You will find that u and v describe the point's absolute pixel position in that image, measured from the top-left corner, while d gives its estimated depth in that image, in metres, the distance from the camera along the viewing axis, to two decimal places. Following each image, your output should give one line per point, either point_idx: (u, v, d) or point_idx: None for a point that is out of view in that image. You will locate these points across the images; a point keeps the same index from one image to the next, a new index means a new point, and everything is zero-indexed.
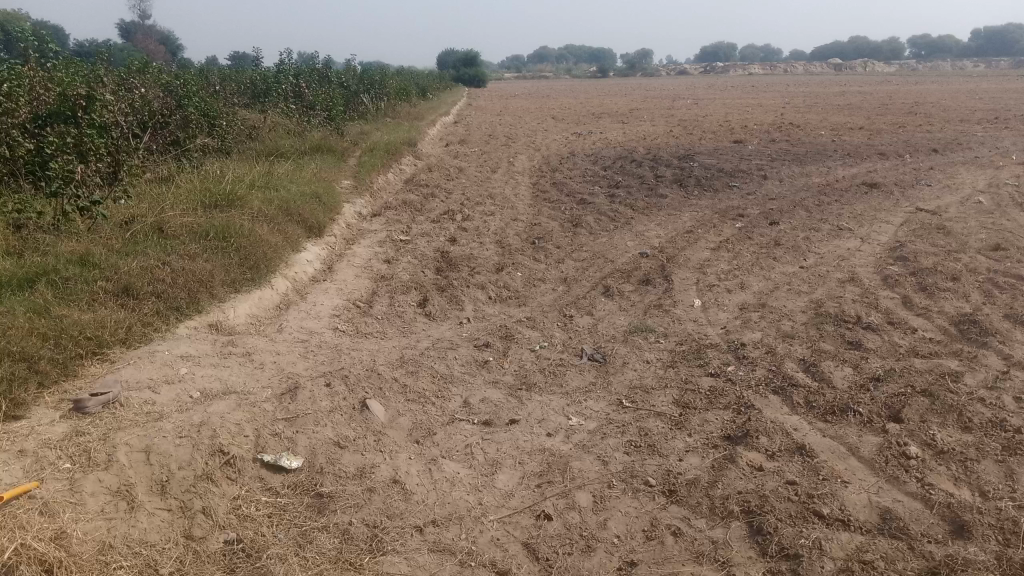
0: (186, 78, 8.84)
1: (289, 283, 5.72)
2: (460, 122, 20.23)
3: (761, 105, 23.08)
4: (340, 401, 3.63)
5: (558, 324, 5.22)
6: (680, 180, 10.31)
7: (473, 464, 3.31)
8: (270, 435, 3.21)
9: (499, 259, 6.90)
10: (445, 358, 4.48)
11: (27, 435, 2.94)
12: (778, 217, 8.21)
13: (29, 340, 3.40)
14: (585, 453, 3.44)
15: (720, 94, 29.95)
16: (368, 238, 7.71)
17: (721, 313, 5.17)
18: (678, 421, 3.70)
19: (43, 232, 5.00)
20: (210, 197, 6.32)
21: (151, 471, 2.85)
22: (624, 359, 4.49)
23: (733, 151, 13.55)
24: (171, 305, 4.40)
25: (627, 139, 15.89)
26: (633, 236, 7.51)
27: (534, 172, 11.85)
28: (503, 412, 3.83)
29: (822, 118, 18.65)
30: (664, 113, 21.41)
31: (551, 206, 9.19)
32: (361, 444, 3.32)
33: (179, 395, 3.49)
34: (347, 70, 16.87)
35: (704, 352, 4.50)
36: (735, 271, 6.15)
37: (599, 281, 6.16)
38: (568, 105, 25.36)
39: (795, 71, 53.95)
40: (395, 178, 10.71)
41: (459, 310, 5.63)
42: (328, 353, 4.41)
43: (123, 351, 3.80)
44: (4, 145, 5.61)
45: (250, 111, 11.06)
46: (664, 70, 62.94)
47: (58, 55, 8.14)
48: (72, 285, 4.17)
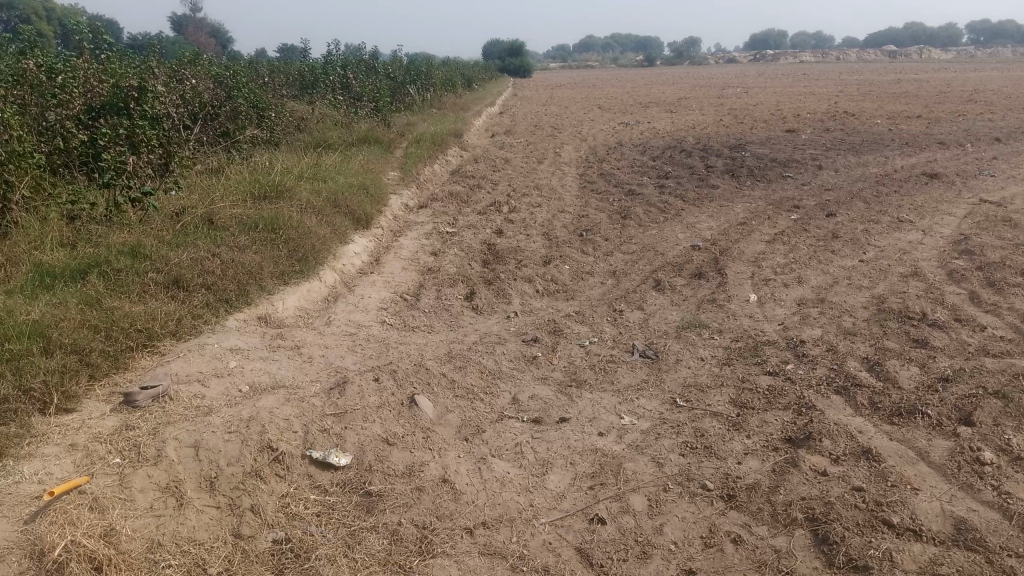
0: (236, 69, 8.89)
1: (336, 275, 5.70)
2: (505, 112, 20.12)
3: (812, 93, 22.55)
4: (389, 396, 3.57)
5: (608, 319, 5.10)
6: (731, 171, 10.08)
7: (524, 464, 3.23)
8: (318, 431, 3.17)
9: (547, 252, 6.80)
10: (493, 353, 4.40)
11: (78, 429, 2.95)
12: (835, 208, 7.96)
13: (80, 332, 3.40)
14: (638, 455, 3.33)
15: (770, 82, 29.34)
16: (415, 230, 7.67)
17: (778, 308, 5.00)
18: (736, 422, 3.57)
19: (95, 223, 5.04)
20: (259, 188, 6.33)
21: (200, 467, 2.83)
22: (677, 356, 4.36)
23: (785, 140, 13.22)
24: (221, 297, 4.39)
25: (675, 128, 15.63)
26: (683, 228, 7.35)
27: (582, 162, 11.72)
28: (554, 409, 3.74)
29: (878, 106, 18.13)
30: (713, 102, 21.05)
31: (599, 197, 9.05)
32: (410, 441, 3.25)
33: (229, 389, 3.46)
34: (393, 61, 16.88)
35: (761, 350, 4.35)
36: (791, 264, 5.96)
37: (649, 274, 6.02)
38: (615, 95, 25.08)
39: (848, 59, 52.65)
40: (441, 169, 10.66)
41: (506, 303, 5.55)
42: (375, 346, 4.36)
43: (173, 343, 3.80)
44: (59, 137, 5.67)
45: (299, 103, 11.11)
46: (711, 58, 62.00)
47: (112, 48, 8.25)
48: (123, 277, 4.19)
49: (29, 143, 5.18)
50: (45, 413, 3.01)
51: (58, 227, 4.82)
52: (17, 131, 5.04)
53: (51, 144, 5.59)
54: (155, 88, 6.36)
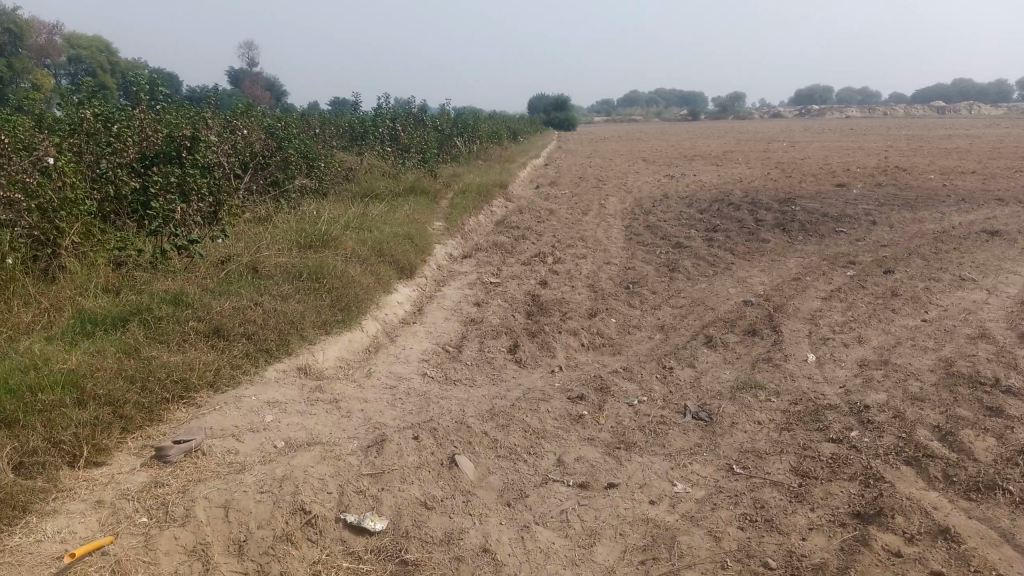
0: (287, 120, 9.01)
1: (378, 325, 5.61)
2: (551, 164, 20.18)
3: (862, 148, 22.26)
4: (428, 456, 3.41)
5: (658, 377, 4.89)
6: (782, 224, 9.86)
7: (570, 534, 3.02)
8: (354, 493, 3.01)
9: (592, 304, 6.63)
10: (537, 410, 4.22)
11: (106, 484, 2.87)
12: (892, 265, 7.67)
13: (116, 381, 3.33)
14: (694, 527, 3.10)
15: (818, 136, 29.11)
16: (459, 280, 7.57)
17: (838, 369, 4.74)
18: (799, 494, 3.33)
19: (141, 269, 5.03)
20: (305, 237, 6.31)
21: (229, 529, 2.72)
22: (732, 419, 4.14)
23: (837, 194, 12.96)
24: (261, 347, 4.31)
25: (722, 181, 15.46)
26: (734, 283, 7.13)
27: (628, 214, 11.59)
28: (601, 474, 3.54)
29: (931, 161, 17.77)
30: (760, 156, 20.88)
31: (646, 249, 8.89)
32: (450, 505, 3.07)
33: (264, 444, 3.34)
34: (442, 114, 17.08)
35: (822, 415, 4.10)
36: (850, 323, 5.70)
37: (699, 330, 5.81)
38: (660, 148, 25.09)
39: (896, 115, 52.21)
40: (486, 220, 10.62)
41: (551, 357, 5.38)
42: (416, 401, 4.21)
43: (210, 395, 3.71)
44: (111, 183, 5.72)
45: (348, 153, 11.23)
46: (756, 113, 61.97)
47: (168, 98, 8.42)
48: (163, 325, 4.14)
49: (83, 190, 5.22)
50: (74, 466, 2.94)
51: (103, 272, 4.81)
52: (70, 178, 5.07)
53: (102, 191, 5.63)
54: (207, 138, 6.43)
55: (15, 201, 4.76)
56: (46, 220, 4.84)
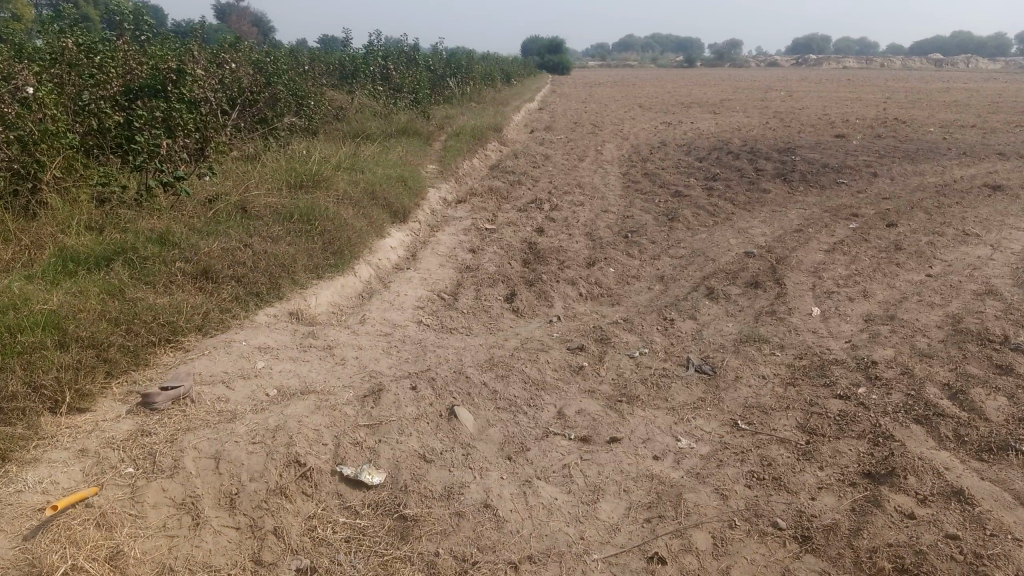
0: (276, 55, 8.68)
1: (371, 270, 5.45)
2: (545, 109, 19.79)
3: (859, 99, 21.94)
4: (427, 407, 3.29)
5: (659, 328, 4.77)
6: (782, 175, 9.68)
7: (573, 490, 2.93)
8: (350, 444, 2.90)
9: (590, 253, 6.48)
10: (536, 361, 4.10)
11: (90, 432, 2.75)
12: (895, 218, 7.54)
13: (100, 324, 3.17)
14: (701, 484, 3.01)
15: (816, 86, 28.71)
16: (453, 226, 7.39)
17: (843, 324, 4.64)
18: (807, 452, 3.25)
19: (126, 206, 4.83)
20: (296, 178, 6.10)
21: (220, 481, 2.61)
22: (736, 373, 4.03)
23: (836, 145, 12.77)
24: (251, 290, 4.15)
25: (719, 130, 15.20)
26: (735, 233, 6.98)
27: (625, 162, 11.37)
28: (603, 428, 3.43)
29: (930, 113, 17.56)
30: (758, 105, 20.57)
31: (645, 198, 8.71)
32: (449, 458, 2.96)
33: (255, 392, 3.21)
34: (435, 54, 16.62)
35: (828, 370, 4.01)
36: (854, 276, 5.59)
37: (700, 281, 5.68)
38: (656, 95, 24.67)
39: (892, 67, 51.67)
40: (480, 164, 10.39)
41: (549, 307, 5.24)
42: (412, 349, 4.09)
43: (198, 339, 3.57)
44: (93, 116, 5.45)
45: (339, 92, 10.89)
46: (752, 61, 61.18)
47: (152, 30, 8.08)
48: (149, 265, 3.97)
49: (64, 123, 4.97)
50: (56, 412, 2.80)
51: (87, 209, 4.61)
52: (51, 110, 4.81)
53: (85, 124, 5.38)
54: (194, 71, 6.16)
55: None
56: (26, 153, 4.61)
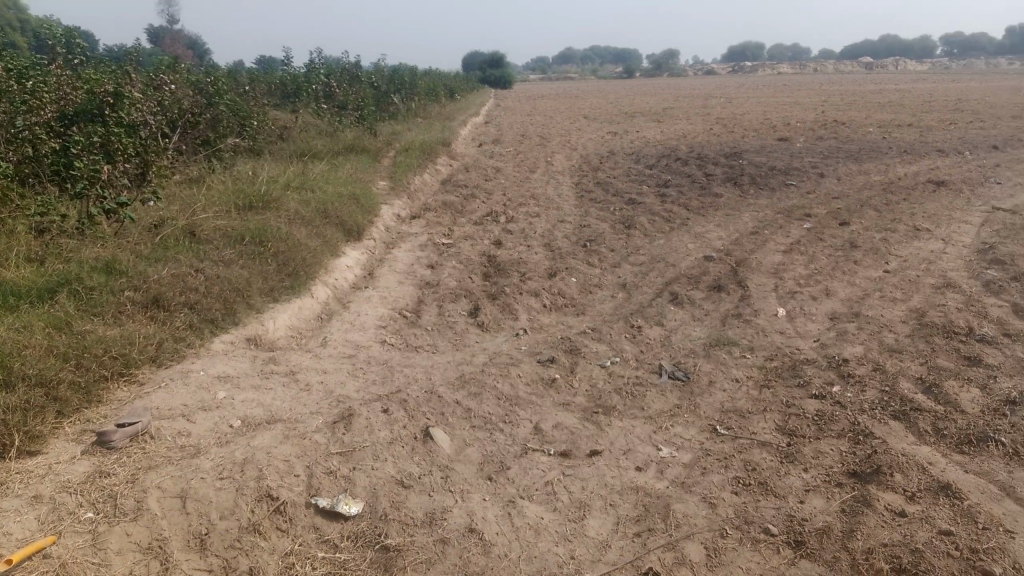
0: (217, 76, 8.46)
1: (329, 291, 5.29)
2: (490, 122, 19.74)
3: (797, 103, 22.43)
4: (401, 430, 3.16)
5: (627, 336, 4.71)
6: (732, 179, 9.78)
7: (559, 507, 2.83)
8: (324, 474, 2.76)
9: (551, 264, 6.41)
10: (508, 376, 4.00)
11: (42, 476, 2.56)
12: (846, 217, 7.65)
13: (47, 360, 2.98)
14: (688, 494, 2.94)
15: (754, 92, 29.28)
16: (409, 242, 7.26)
17: (810, 324, 4.65)
18: (789, 454, 3.21)
19: (67, 235, 4.59)
20: (245, 199, 5.91)
21: (188, 521, 2.46)
22: (710, 377, 3.99)
23: (781, 148, 12.98)
24: (206, 317, 3.97)
25: (665, 137, 15.35)
26: (692, 238, 6.99)
27: (576, 171, 11.36)
28: (582, 441, 3.34)
29: (867, 115, 18.02)
30: (700, 112, 20.88)
31: (599, 206, 8.69)
32: (428, 483, 2.84)
33: (218, 424, 3.04)
34: (377, 71, 16.44)
35: (801, 370, 3.99)
36: (815, 276, 5.62)
37: (663, 287, 5.65)
38: (599, 105, 24.87)
39: (825, 71, 53.10)
40: (431, 179, 10.28)
41: (513, 320, 5.15)
42: (378, 370, 3.95)
43: (153, 371, 3.39)
44: (28, 143, 5.18)
45: (282, 112, 10.68)
46: (689, 69, 62.28)
47: (85, 53, 7.79)
48: (96, 295, 3.77)
49: None
50: (4, 458, 2.60)
51: (25, 240, 4.36)
52: None
53: (20, 151, 5.12)
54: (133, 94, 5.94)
55: None
56: None
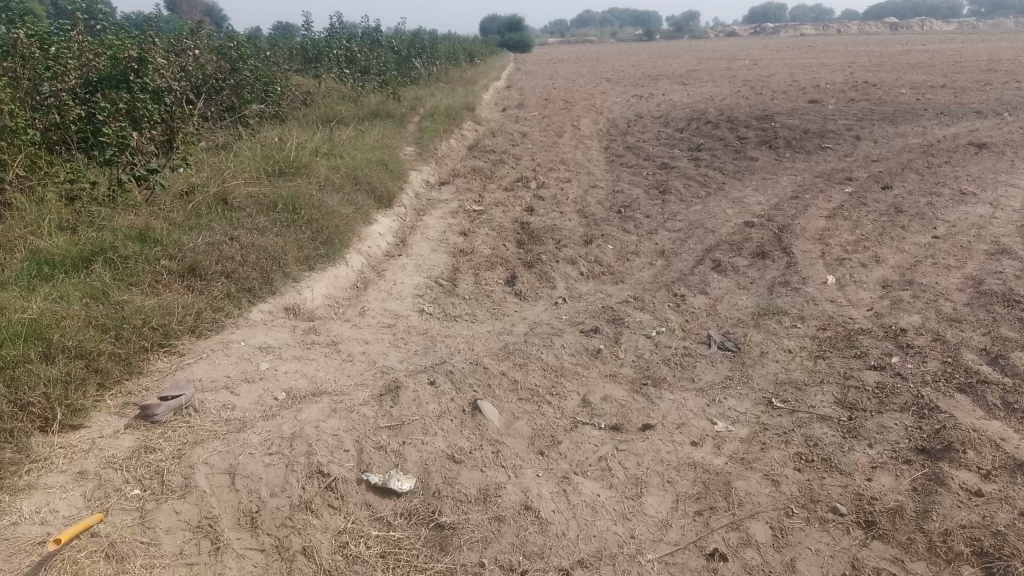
0: (239, 40, 8.29)
1: (363, 259, 5.18)
2: (511, 87, 19.41)
3: (825, 64, 21.89)
4: (449, 403, 3.06)
5: (671, 305, 4.57)
6: (767, 142, 9.52)
7: (615, 484, 2.73)
8: (374, 449, 2.67)
9: (586, 230, 6.26)
10: (552, 346, 3.88)
11: (87, 452, 2.48)
12: (889, 180, 7.42)
13: (87, 332, 2.90)
14: (748, 471, 2.83)
15: (781, 53, 28.65)
16: (439, 209, 7.12)
17: (862, 292, 4.49)
18: (851, 429, 3.09)
19: (98, 203, 4.50)
20: (275, 166, 5.79)
21: (238, 499, 2.39)
22: (762, 348, 3.85)
23: (814, 111, 12.65)
24: (243, 286, 3.88)
25: (693, 100, 15.02)
26: (730, 203, 6.80)
27: (604, 136, 11.13)
28: (633, 414, 3.23)
29: (899, 75, 17.53)
30: (727, 74, 20.41)
31: (631, 171, 8.50)
32: (480, 458, 2.75)
33: (262, 397, 2.96)
34: (397, 35, 16.15)
35: (856, 341, 3.85)
36: (862, 242, 5.45)
37: (704, 254, 5.49)
38: (621, 69, 24.41)
39: (851, 31, 51.88)
40: (458, 145, 10.10)
41: (551, 288, 5.02)
42: (420, 341, 3.85)
43: (193, 341, 3.30)
44: (54, 110, 5.07)
45: (305, 78, 10.49)
46: (712, 31, 61.11)
47: (106, 19, 7.63)
48: (131, 265, 3.69)
49: (24, 116, 4.59)
50: (47, 432, 2.53)
51: (56, 208, 4.26)
52: (9, 106, 4.41)
53: (46, 118, 5.00)
54: (158, 58, 5.80)
55: None
56: None
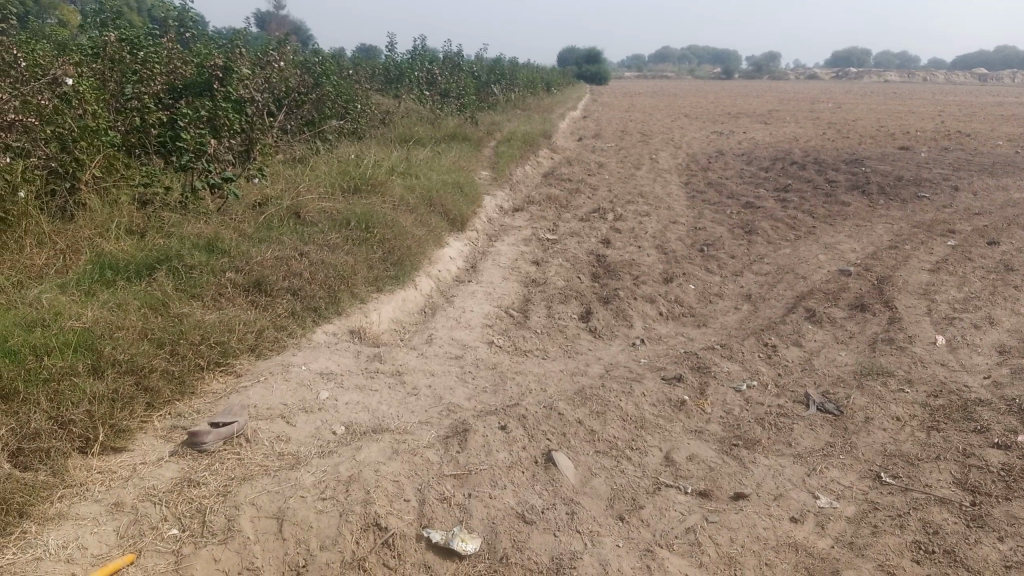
0: (323, 56, 8.25)
1: (432, 283, 4.96)
2: (587, 117, 19.20)
3: (913, 111, 21.14)
4: (520, 453, 2.79)
5: (761, 356, 4.20)
6: (858, 187, 9.04)
7: (705, 562, 2.41)
8: (438, 502, 2.44)
9: (666, 267, 5.93)
10: (632, 393, 3.56)
11: (127, 480, 2.31)
12: (996, 235, 6.87)
13: (140, 346, 2.75)
14: (859, 560, 2.47)
15: (865, 98, 27.88)
16: (512, 235, 6.88)
17: (976, 357, 4.07)
18: (977, 516, 2.69)
19: (170, 209, 4.38)
20: (350, 183, 5.64)
21: (285, 549, 2.19)
22: (866, 413, 3.47)
23: (906, 157, 12.07)
24: (309, 305, 3.68)
25: (776, 140, 14.54)
26: (822, 249, 6.38)
27: (683, 170, 10.78)
28: (724, 479, 2.89)
29: (995, 126, 16.73)
30: (811, 116, 19.83)
31: (714, 209, 8.13)
32: (553, 520, 2.47)
33: (320, 430, 2.75)
34: (477, 60, 16.11)
35: (976, 412, 3.43)
36: (972, 300, 5.00)
37: (795, 301, 5.11)
38: (700, 104, 24.01)
39: (937, 79, 50.47)
40: (532, 172, 9.88)
41: (628, 327, 4.71)
42: (490, 377, 3.58)
43: (252, 362, 3.11)
44: (135, 113, 5.01)
45: (385, 97, 10.43)
46: (791, 73, 60.19)
47: (196, 28, 7.66)
48: (195, 275, 3.53)
49: (105, 116, 4.51)
50: (86, 453, 2.37)
51: (128, 211, 4.14)
52: (92, 106, 4.34)
53: (127, 121, 4.94)
54: (243, 68, 5.73)
55: (31, 127, 4.03)
56: (64, 151, 4.12)
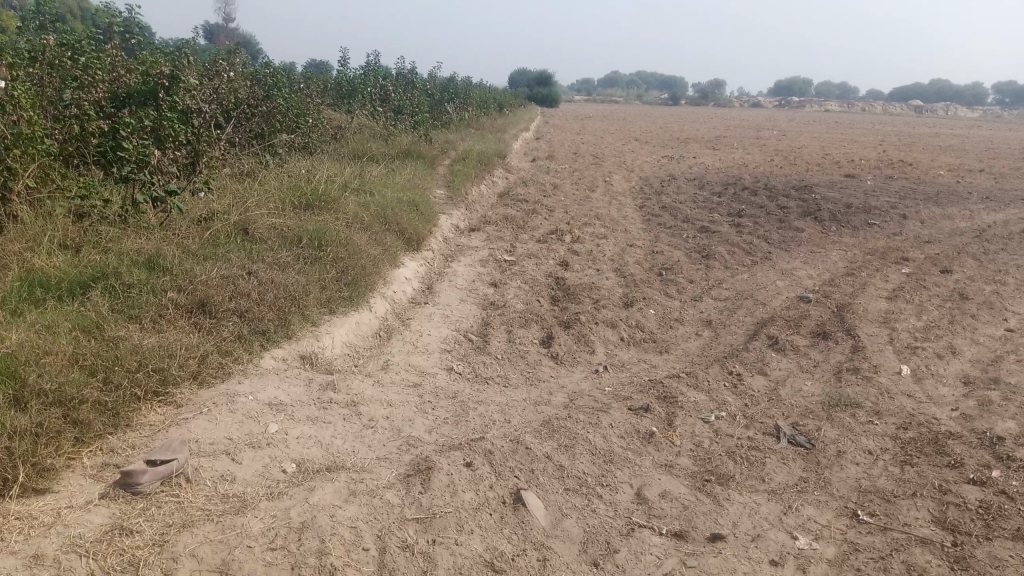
0: (274, 69, 7.99)
1: (387, 305, 4.74)
2: (539, 138, 19.16)
3: (855, 141, 21.63)
4: (487, 494, 2.62)
5: (727, 385, 4.09)
6: (811, 213, 9.10)
7: None
8: (399, 552, 2.26)
9: (626, 291, 5.82)
10: (599, 424, 3.40)
11: (49, 528, 2.08)
12: (947, 264, 6.94)
13: (69, 374, 2.50)
14: None
15: (809, 126, 28.49)
16: (469, 256, 6.71)
17: (941, 388, 4.02)
18: (960, 558, 2.60)
19: (109, 222, 4.09)
20: (301, 199, 5.40)
21: None
22: (839, 446, 3.37)
23: (854, 185, 12.26)
24: (257, 328, 3.45)
25: (728, 165, 14.67)
26: (780, 275, 6.35)
27: (638, 194, 10.76)
28: (699, 518, 2.75)
29: (935, 157, 17.18)
30: (759, 142, 20.11)
31: (671, 233, 8.07)
32: (523, 568, 2.30)
33: (267, 469, 2.54)
34: (432, 79, 15.94)
35: (948, 446, 3.36)
36: (931, 329, 4.99)
37: (758, 328, 5.03)
38: (651, 129, 24.24)
39: (876, 110, 52.02)
40: (488, 191, 9.72)
41: (591, 353, 4.56)
42: (450, 407, 3.39)
43: (194, 389, 2.88)
44: (74, 121, 4.70)
45: (337, 112, 10.17)
46: (737, 101, 61.48)
47: (141, 35, 7.33)
48: (133, 294, 3.28)
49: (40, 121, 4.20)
50: (4, 496, 2.14)
51: (62, 224, 3.85)
52: (29, 112, 4.01)
53: (65, 129, 4.64)
54: (190, 77, 5.45)
55: None
56: None
